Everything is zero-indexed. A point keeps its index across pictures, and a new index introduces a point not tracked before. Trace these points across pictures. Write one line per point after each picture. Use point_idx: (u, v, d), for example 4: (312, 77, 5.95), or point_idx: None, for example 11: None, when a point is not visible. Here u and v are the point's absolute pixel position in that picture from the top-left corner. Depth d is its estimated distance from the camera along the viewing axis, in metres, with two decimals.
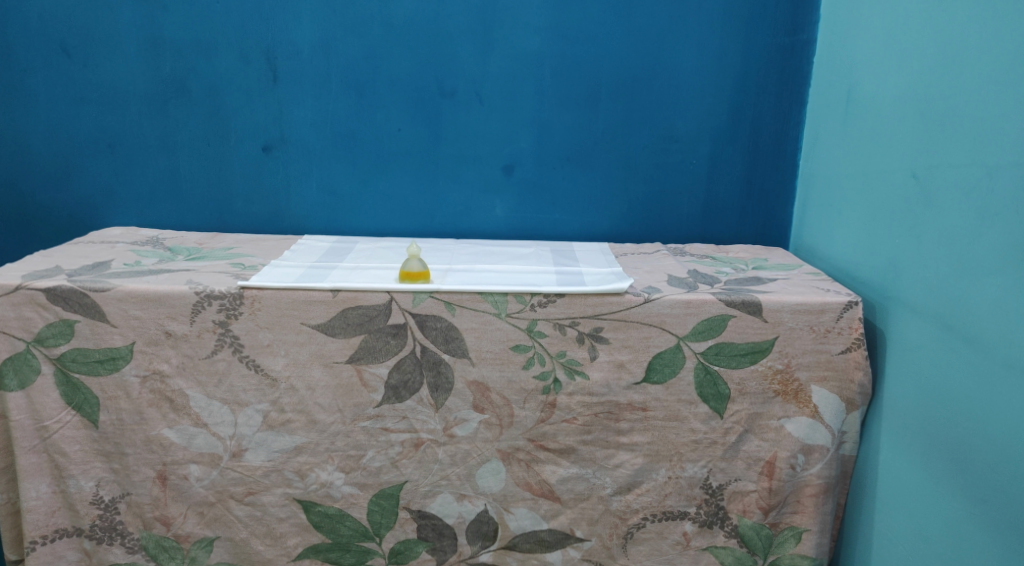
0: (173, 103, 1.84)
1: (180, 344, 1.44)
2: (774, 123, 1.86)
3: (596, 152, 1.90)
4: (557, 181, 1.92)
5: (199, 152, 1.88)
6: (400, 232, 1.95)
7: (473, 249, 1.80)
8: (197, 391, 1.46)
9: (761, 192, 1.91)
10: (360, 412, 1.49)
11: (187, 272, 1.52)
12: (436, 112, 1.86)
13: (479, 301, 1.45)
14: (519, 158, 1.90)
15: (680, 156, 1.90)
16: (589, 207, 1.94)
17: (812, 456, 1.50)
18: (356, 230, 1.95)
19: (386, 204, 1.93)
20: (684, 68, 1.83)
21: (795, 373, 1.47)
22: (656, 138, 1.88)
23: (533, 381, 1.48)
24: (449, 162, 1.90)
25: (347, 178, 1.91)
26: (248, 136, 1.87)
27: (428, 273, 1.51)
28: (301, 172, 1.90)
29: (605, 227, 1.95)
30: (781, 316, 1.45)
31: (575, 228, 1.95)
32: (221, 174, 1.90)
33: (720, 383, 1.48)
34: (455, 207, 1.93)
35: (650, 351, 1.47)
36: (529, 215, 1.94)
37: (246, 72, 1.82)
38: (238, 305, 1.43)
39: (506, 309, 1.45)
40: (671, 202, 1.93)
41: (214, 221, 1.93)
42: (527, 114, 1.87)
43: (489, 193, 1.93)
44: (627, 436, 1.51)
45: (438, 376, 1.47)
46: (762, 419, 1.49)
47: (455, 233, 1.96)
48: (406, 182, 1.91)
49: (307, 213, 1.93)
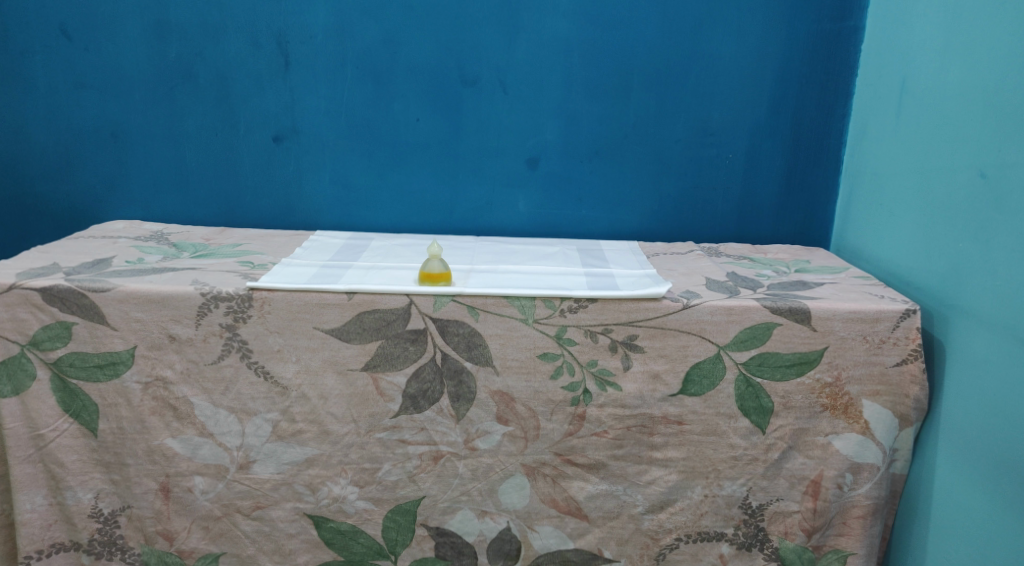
0: (179, 90, 1.74)
1: (185, 348, 1.35)
2: (817, 116, 1.75)
3: (626, 145, 1.79)
4: (584, 176, 1.81)
5: (206, 142, 1.78)
6: (417, 228, 1.85)
7: (495, 248, 1.69)
8: (202, 399, 1.37)
9: (802, 190, 1.80)
10: (376, 422, 1.39)
11: (192, 271, 1.42)
12: (457, 101, 1.76)
13: (505, 305, 1.34)
14: (544, 151, 1.79)
15: (716, 150, 1.78)
16: (618, 204, 1.83)
17: (861, 475, 1.40)
18: (371, 226, 1.84)
19: (403, 198, 1.82)
20: (722, 55, 1.72)
21: (846, 387, 1.36)
22: (690, 130, 1.77)
23: (561, 391, 1.38)
24: (470, 154, 1.79)
25: (362, 171, 1.80)
26: (258, 125, 1.77)
27: (450, 275, 1.40)
28: (315, 164, 1.80)
29: (635, 225, 1.84)
30: (832, 325, 1.33)
31: (602, 226, 1.84)
32: (230, 166, 1.80)
33: (763, 396, 1.36)
34: (476, 202, 1.83)
35: (688, 360, 1.36)
36: (554, 212, 1.84)
37: (256, 58, 1.72)
38: (247, 308, 1.34)
39: (534, 315, 1.35)
40: (705, 199, 1.82)
41: (222, 215, 1.83)
42: (554, 104, 1.76)
43: (512, 188, 1.82)
44: (661, 451, 1.41)
45: (459, 386, 1.37)
46: (808, 436, 1.38)
47: (476, 230, 1.85)
48: (425, 176, 1.81)
49: (320, 208, 1.83)
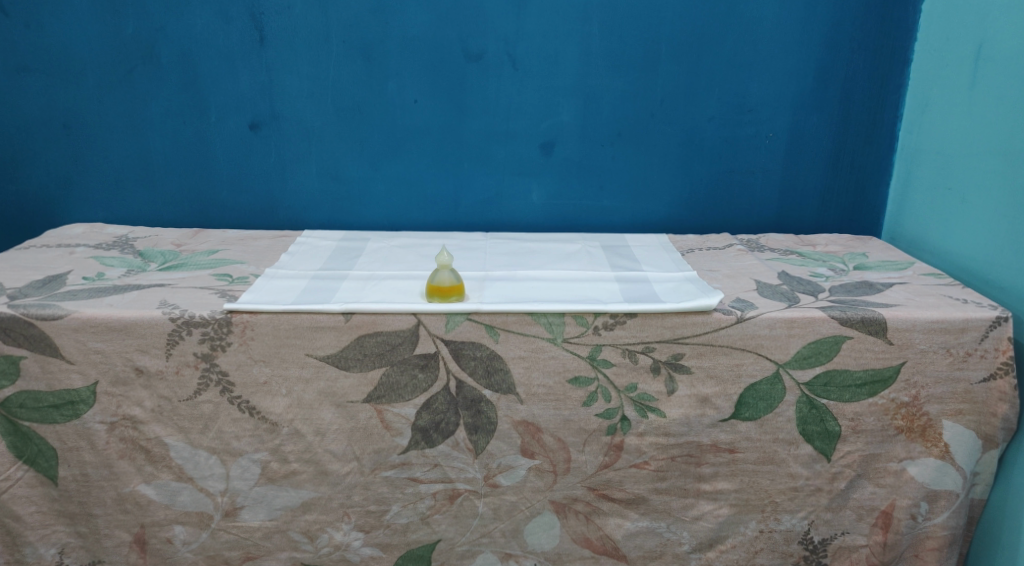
0: (138, 72, 1.52)
1: (154, 383, 1.15)
2: (869, 88, 1.54)
3: (653, 125, 1.57)
4: (605, 160, 1.60)
5: (174, 132, 1.56)
6: (417, 224, 1.64)
7: (508, 247, 1.48)
8: (179, 440, 1.17)
9: (851, 171, 1.60)
10: (382, 460, 1.20)
11: (160, 289, 1.21)
12: (459, 78, 1.54)
13: (530, 324, 1.15)
14: (559, 134, 1.58)
15: (754, 129, 1.57)
16: (642, 193, 1.62)
17: (937, 504, 1.23)
18: (366, 223, 1.63)
19: (400, 191, 1.61)
20: (762, 19, 1.50)
21: (924, 407, 1.18)
22: (726, 106, 1.56)
23: (595, 420, 1.20)
24: (476, 139, 1.58)
25: (354, 162, 1.59)
26: (231, 111, 1.54)
27: (463, 287, 1.20)
28: (299, 154, 1.58)
29: (663, 215, 1.64)
30: (910, 338, 1.15)
31: (625, 217, 1.64)
32: (201, 158, 1.58)
33: (830, 420, 1.18)
34: (483, 194, 1.62)
35: (742, 382, 1.17)
36: (572, 204, 1.63)
37: (226, 34, 1.49)
38: (226, 334, 1.13)
39: (563, 333, 1.15)
40: (742, 184, 1.61)
41: (195, 215, 1.62)
42: (569, 79, 1.54)
43: (524, 177, 1.61)
44: (710, 483, 1.22)
45: (477, 417, 1.19)
46: (879, 462, 1.21)
47: (483, 225, 1.64)
48: (425, 166, 1.60)
49: (306, 204, 1.61)
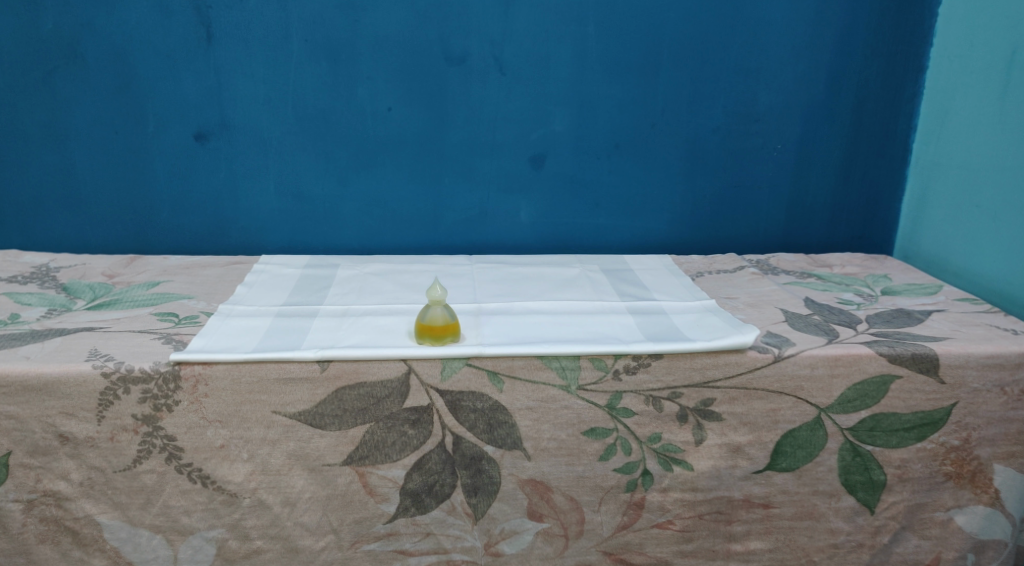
0: (61, 73, 1.29)
1: (83, 452, 0.93)
2: (882, 97, 1.44)
3: (653, 136, 1.43)
4: (602, 175, 1.44)
5: (104, 143, 1.33)
6: (391, 246, 1.45)
7: (500, 272, 1.31)
8: (114, 519, 0.96)
9: (862, 184, 1.49)
10: (364, 531, 1.01)
11: (90, 334, 1.00)
12: (438, 83, 1.36)
13: (539, 368, 0.99)
14: (551, 145, 1.41)
15: (761, 140, 1.44)
16: (641, 211, 1.47)
17: (985, 555, 1.11)
18: (332, 247, 1.44)
19: (371, 209, 1.42)
20: (771, 21, 1.37)
21: (975, 451, 1.06)
22: (732, 116, 1.43)
23: (614, 476, 1.04)
24: (457, 152, 1.40)
25: (319, 177, 1.39)
26: (173, 118, 1.33)
27: (457, 326, 1.03)
28: (254, 169, 1.37)
29: (663, 234, 1.49)
30: (963, 375, 1.03)
31: (623, 236, 1.49)
32: (136, 173, 1.35)
33: (874, 468, 1.06)
34: (465, 212, 1.44)
35: (779, 429, 1.03)
36: (564, 223, 1.47)
37: (167, 29, 1.28)
38: (173, 391, 0.93)
39: (578, 380, 1.00)
40: (748, 200, 1.48)
41: (129, 239, 1.39)
42: (562, 85, 1.38)
43: (513, 195, 1.44)
44: (742, 543, 1.08)
45: (477, 476, 1.01)
46: (925, 512, 1.09)
47: (466, 247, 1.47)
48: (401, 183, 1.41)
49: (263, 225, 1.41)
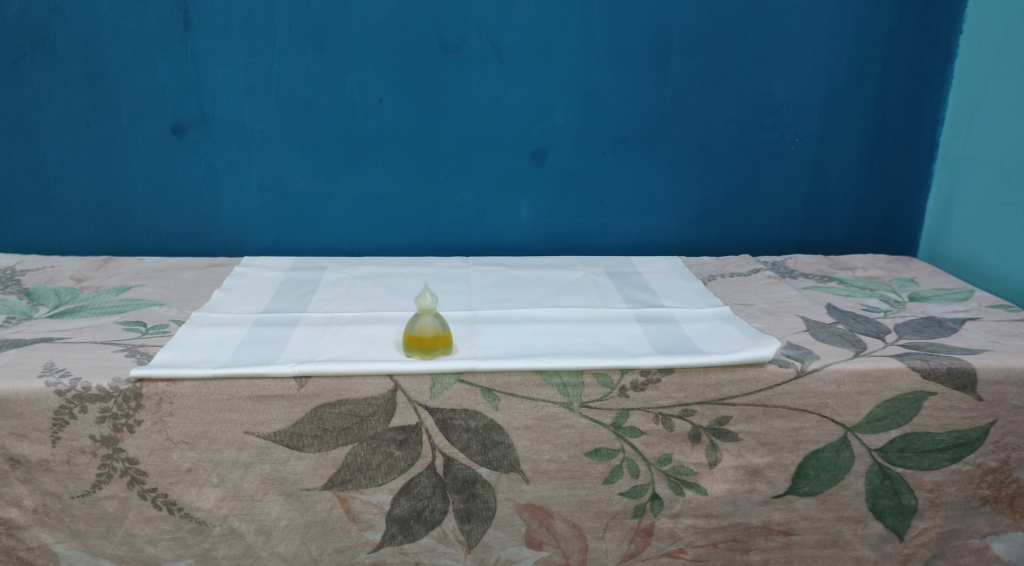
0: (27, 62, 1.21)
1: (37, 477, 0.85)
2: (907, 88, 1.34)
3: (662, 129, 1.33)
4: (607, 171, 1.35)
5: (74, 137, 1.25)
6: (383, 247, 1.36)
7: (498, 275, 1.22)
8: (72, 549, 0.88)
9: (885, 181, 1.39)
10: (347, 561, 0.93)
11: (48, 346, 0.91)
12: (432, 73, 1.27)
13: (538, 385, 0.90)
14: (553, 139, 1.32)
15: (778, 133, 1.35)
16: (649, 209, 1.38)
17: None
18: (320, 247, 1.35)
19: (361, 208, 1.33)
20: (790, 6, 1.28)
21: (1015, 473, 0.97)
22: (746, 108, 1.33)
23: (620, 501, 0.95)
24: (453, 147, 1.31)
25: (305, 173, 1.30)
26: (148, 110, 1.24)
27: (450, 337, 0.94)
28: (236, 164, 1.28)
29: (672, 234, 1.40)
30: (1003, 392, 0.94)
31: (629, 236, 1.40)
32: (108, 169, 1.27)
33: (904, 492, 0.97)
34: (461, 211, 1.35)
35: (801, 450, 0.94)
36: (567, 222, 1.38)
37: (140, 14, 1.19)
38: (134, 410, 0.84)
39: (580, 397, 0.91)
40: (763, 198, 1.39)
41: (103, 239, 1.31)
42: (565, 75, 1.29)
43: (512, 192, 1.35)
44: None
45: (470, 501, 0.93)
46: (958, 539, 1.00)
47: (462, 247, 1.38)
48: (393, 179, 1.32)
49: (245, 225, 1.32)
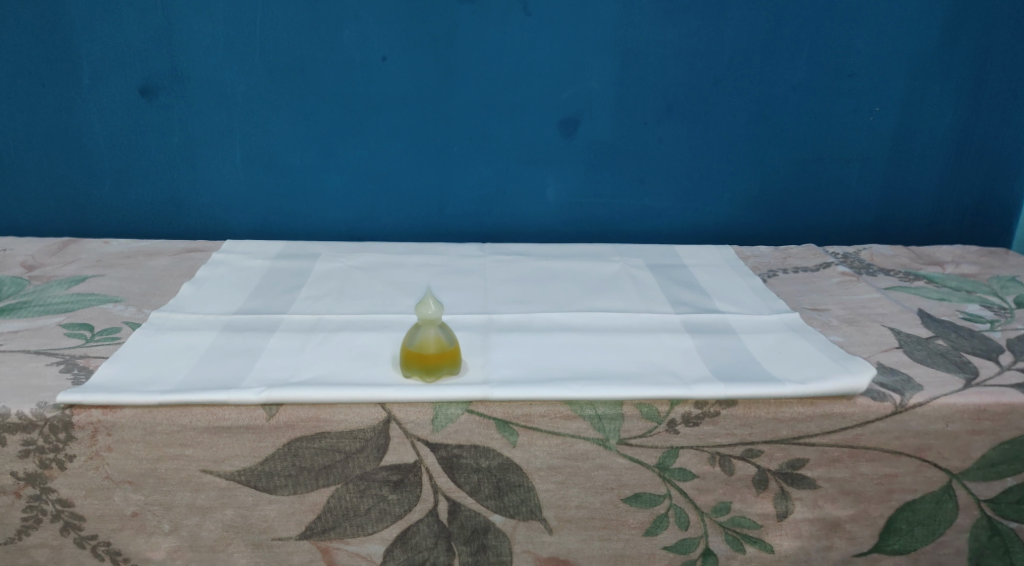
0: None
1: None
2: (1015, 47, 1.11)
3: (717, 94, 1.12)
4: (649, 144, 1.15)
5: (28, 98, 1.07)
6: (387, 230, 1.18)
7: (519, 266, 1.03)
8: None
9: (979, 159, 1.18)
10: None
11: None
12: (445, 24, 1.07)
13: (566, 418, 0.72)
14: (587, 106, 1.12)
15: (854, 101, 1.14)
16: (697, 190, 1.18)
17: None
18: (315, 229, 1.17)
19: (362, 184, 1.15)
20: None
21: None
22: (819, 70, 1.12)
23: (665, 556, 0.77)
24: (468, 114, 1.12)
25: (296, 144, 1.12)
26: (112, 67, 1.06)
27: (459, 355, 0.76)
28: (216, 132, 1.10)
29: (724, 218, 1.20)
30: None
31: (673, 220, 1.20)
32: (69, 136, 1.09)
33: (1017, 551, 0.79)
34: (477, 189, 1.16)
35: (892, 500, 0.76)
36: (600, 204, 1.18)
37: None
38: (64, 443, 0.68)
39: (619, 433, 0.73)
40: (832, 177, 1.18)
41: (66, 216, 1.14)
42: (604, 28, 1.08)
43: (537, 168, 1.15)
44: None
45: (480, 554, 0.76)
46: None
47: (478, 231, 1.19)
48: (398, 152, 1.13)
49: (228, 203, 1.14)
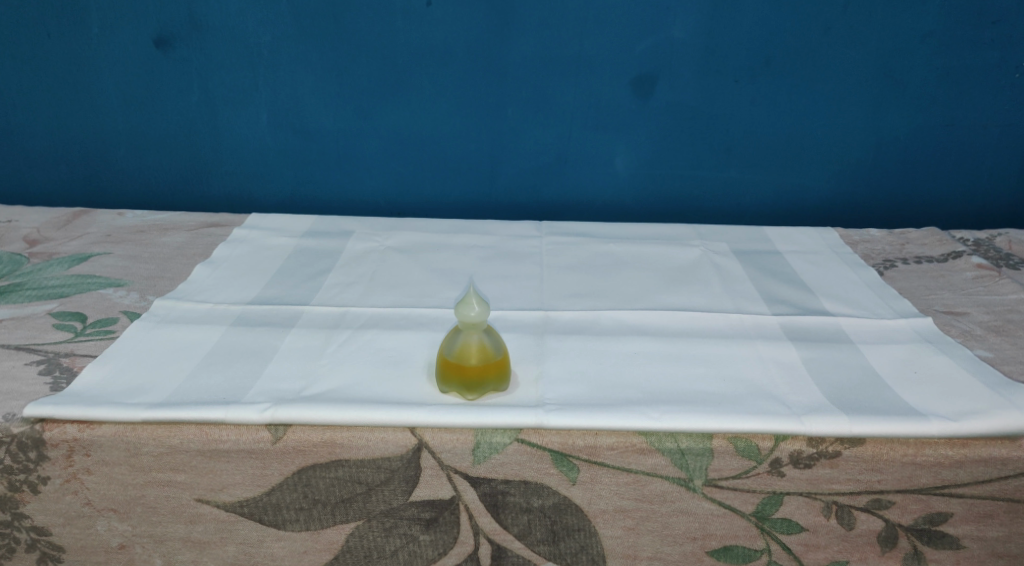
0: None
1: None
2: None
3: (826, 45, 0.93)
4: (739, 106, 0.97)
5: (34, 50, 0.96)
6: (430, 203, 1.04)
7: (581, 250, 0.88)
8: None
9: None
10: None
11: None
12: None
13: (641, 452, 0.57)
14: (667, 60, 0.94)
15: (997, 54, 0.93)
16: (793, 161, 1.00)
17: None
18: (350, 202, 1.04)
19: (402, 151, 1.01)
20: None
21: None
22: (956, 15, 0.91)
23: None
24: (525, 70, 0.95)
25: (329, 104, 0.98)
26: (123, 15, 0.93)
27: (510, 371, 0.62)
28: (239, 90, 0.97)
29: (824, 194, 1.02)
30: None
31: (762, 197, 1.02)
32: (80, 94, 0.98)
33: None
34: (534, 157, 1.00)
35: None
36: (678, 176, 1.01)
37: None
38: (35, 464, 0.57)
39: (707, 473, 0.57)
40: (959, 147, 0.99)
41: (82, 183, 1.04)
42: None
43: (605, 133, 0.99)
44: None
45: None
46: None
47: (533, 206, 1.04)
48: (445, 114, 0.98)
49: (254, 170, 1.02)
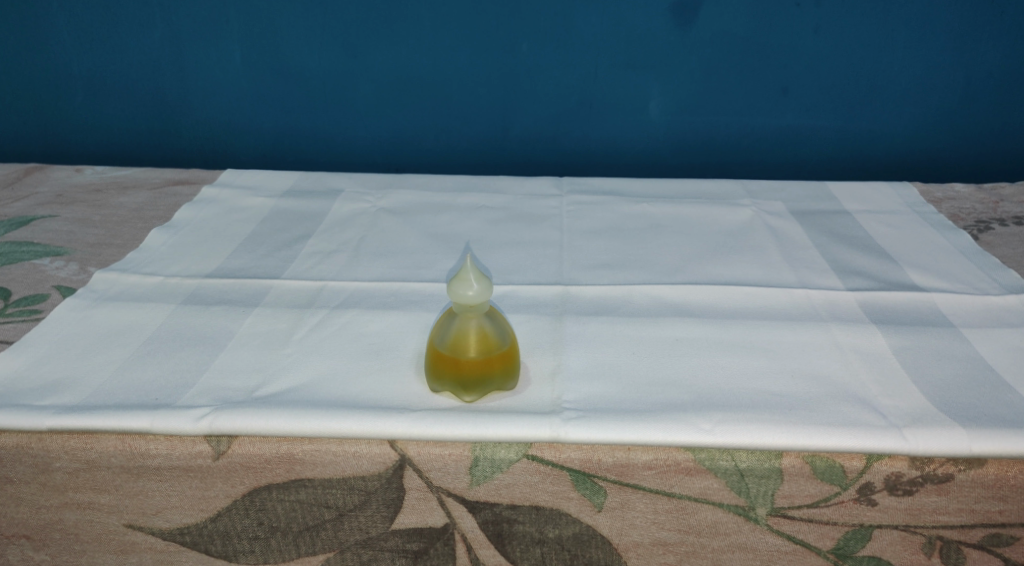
0: None
1: None
2: None
3: None
4: (798, 36, 0.81)
5: None
6: (433, 155, 0.90)
7: (608, 212, 0.73)
8: None
9: None
10: None
11: None
12: None
13: (688, 474, 0.44)
14: None
15: None
16: (860, 103, 0.84)
17: None
18: (342, 155, 0.91)
19: (399, 94, 0.87)
20: None
21: None
22: None
23: None
24: None
25: (312, 40, 0.83)
26: None
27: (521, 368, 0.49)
28: (209, 24, 0.83)
29: (894, 142, 0.86)
30: None
31: (821, 145, 0.87)
32: (28, 31, 0.85)
33: None
34: (553, 100, 0.86)
35: None
36: (722, 122, 0.86)
37: None
38: None
39: (773, 499, 0.44)
40: None
41: (41, 136, 0.92)
42: None
43: (637, 71, 0.84)
44: None
45: None
46: None
47: (552, 158, 0.90)
48: (448, 50, 0.84)
49: (232, 119, 0.89)
